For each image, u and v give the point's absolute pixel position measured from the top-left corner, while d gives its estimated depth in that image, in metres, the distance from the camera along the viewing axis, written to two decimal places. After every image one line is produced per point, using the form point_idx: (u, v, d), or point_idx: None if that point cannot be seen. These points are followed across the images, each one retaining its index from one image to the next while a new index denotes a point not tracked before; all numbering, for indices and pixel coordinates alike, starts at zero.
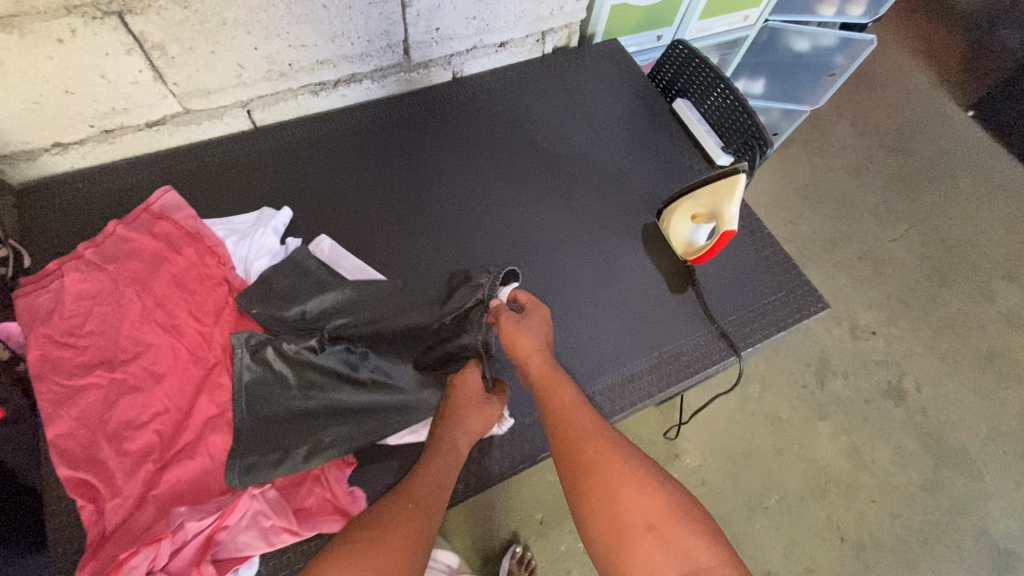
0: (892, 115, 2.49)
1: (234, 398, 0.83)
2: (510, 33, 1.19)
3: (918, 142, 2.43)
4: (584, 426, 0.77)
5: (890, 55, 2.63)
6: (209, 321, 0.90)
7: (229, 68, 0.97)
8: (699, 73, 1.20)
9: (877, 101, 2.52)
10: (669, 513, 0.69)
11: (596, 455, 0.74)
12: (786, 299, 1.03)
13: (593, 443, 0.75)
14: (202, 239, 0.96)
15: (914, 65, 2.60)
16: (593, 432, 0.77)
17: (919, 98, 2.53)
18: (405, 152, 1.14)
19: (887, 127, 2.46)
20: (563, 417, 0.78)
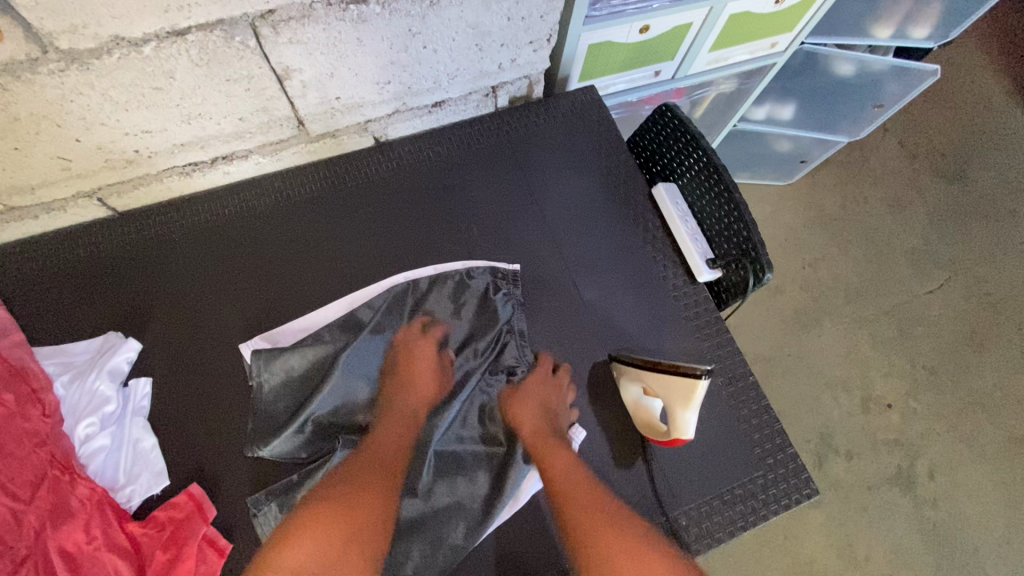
0: (950, 135, 2.09)
1: (261, 522, 0.72)
2: (443, 93, 0.92)
3: (977, 170, 2.05)
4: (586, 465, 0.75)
5: (957, 57, 2.19)
6: (25, 494, 0.72)
7: (50, 163, 0.75)
8: (688, 153, 0.94)
9: (934, 117, 2.11)
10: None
11: (586, 501, 0.70)
12: (762, 481, 0.82)
13: (589, 497, 0.70)
14: (27, 379, 0.76)
15: (986, 71, 2.17)
16: (588, 481, 0.73)
17: (986, 114, 2.11)
18: (302, 245, 0.90)
19: (942, 149, 2.07)
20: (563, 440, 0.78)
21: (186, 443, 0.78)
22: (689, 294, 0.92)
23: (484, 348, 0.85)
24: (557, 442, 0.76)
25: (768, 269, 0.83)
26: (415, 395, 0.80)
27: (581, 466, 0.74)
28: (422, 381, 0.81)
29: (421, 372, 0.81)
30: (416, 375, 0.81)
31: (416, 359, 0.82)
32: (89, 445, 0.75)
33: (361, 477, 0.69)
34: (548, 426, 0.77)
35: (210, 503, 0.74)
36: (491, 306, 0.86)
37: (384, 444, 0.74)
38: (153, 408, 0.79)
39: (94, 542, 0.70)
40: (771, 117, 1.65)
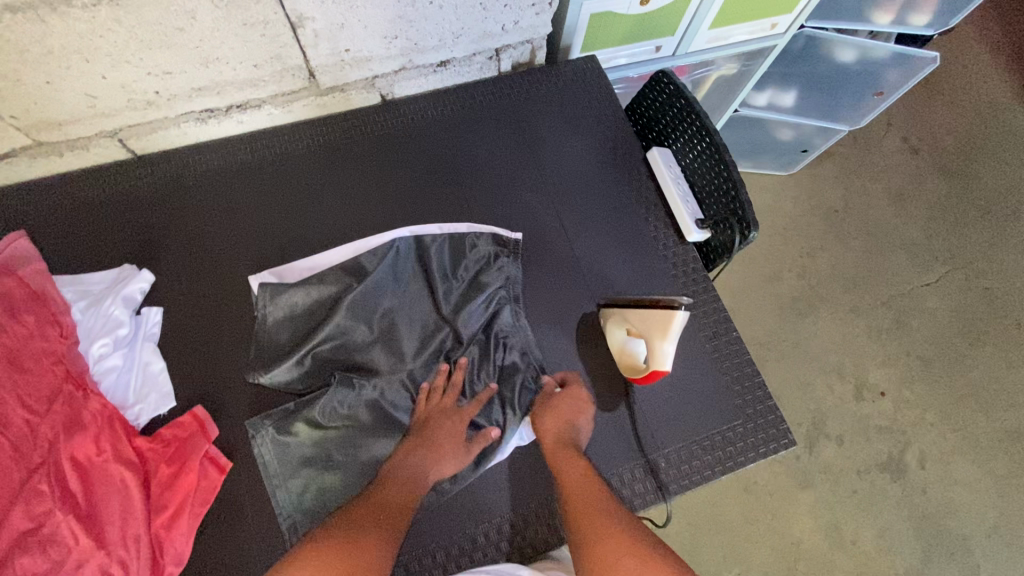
0: (953, 131, 2.10)
1: (259, 444, 0.77)
2: (448, 52, 0.96)
3: (979, 167, 2.06)
4: (592, 487, 0.71)
5: (964, 55, 2.21)
6: (41, 408, 0.77)
7: (76, 98, 0.80)
8: (682, 118, 0.97)
9: (938, 113, 2.13)
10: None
11: (596, 516, 0.66)
12: (740, 429, 0.85)
13: (599, 510, 0.67)
14: (46, 303, 0.81)
15: (992, 70, 2.18)
16: (598, 496, 0.69)
17: (990, 112, 2.13)
18: (308, 194, 0.94)
19: (946, 145, 2.09)
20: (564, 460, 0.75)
21: (193, 369, 0.82)
22: (678, 253, 0.95)
23: (484, 299, 0.85)
24: (570, 457, 0.74)
25: (753, 227, 0.86)
26: (436, 449, 0.75)
27: (595, 482, 0.71)
28: (444, 432, 0.77)
29: (443, 426, 0.77)
30: (440, 430, 0.77)
31: (439, 416, 0.78)
32: (102, 364, 0.80)
33: (361, 522, 0.65)
34: (557, 451, 0.75)
35: (214, 424, 0.79)
36: (491, 259, 0.89)
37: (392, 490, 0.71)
38: (163, 336, 0.84)
39: (104, 453, 0.75)
40: (772, 103, 1.67)
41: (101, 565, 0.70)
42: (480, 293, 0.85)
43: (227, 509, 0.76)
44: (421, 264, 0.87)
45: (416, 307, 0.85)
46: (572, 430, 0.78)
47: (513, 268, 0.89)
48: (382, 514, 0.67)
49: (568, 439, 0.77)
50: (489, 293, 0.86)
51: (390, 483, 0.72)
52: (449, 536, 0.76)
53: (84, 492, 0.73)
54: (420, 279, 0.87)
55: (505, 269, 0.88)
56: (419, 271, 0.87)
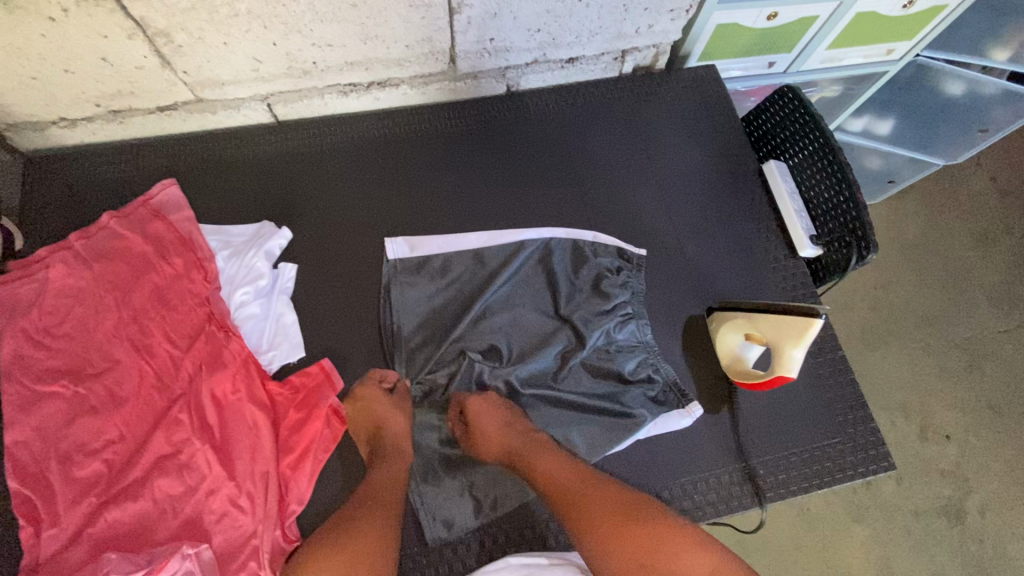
0: None
1: None
2: (580, 50, 0.99)
3: None
4: (558, 470, 0.72)
5: None
6: (183, 344, 0.83)
7: (244, 61, 0.85)
8: (804, 136, 0.97)
9: None
10: (660, 546, 0.61)
11: (580, 499, 0.67)
12: (842, 447, 0.85)
13: (580, 495, 0.68)
14: (193, 249, 0.88)
15: None
16: (578, 478, 0.70)
17: None
18: (433, 174, 0.99)
19: None
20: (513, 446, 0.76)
21: (321, 327, 0.87)
22: (788, 266, 0.96)
23: (605, 304, 0.89)
24: (529, 447, 0.76)
25: (874, 249, 0.86)
26: (391, 427, 0.78)
27: (567, 466, 0.72)
28: (387, 409, 0.79)
29: (377, 402, 0.80)
30: (381, 409, 0.79)
31: (379, 397, 0.80)
32: (243, 311, 0.85)
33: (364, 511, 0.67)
34: (513, 445, 0.76)
35: (340, 378, 0.83)
36: (615, 266, 0.93)
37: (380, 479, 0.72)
38: (295, 291, 0.89)
39: (239, 393, 0.81)
40: (867, 130, 1.65)
41: (228, 497, 0.76)
42: (603, 300, 0.89)
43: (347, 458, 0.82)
44: (547, 267, 0.92)
45: (538, 305, 0.90)
46: (510, 415, 0.79)
47: (637, 278, 0.92)
48: (379, 502, 0.68)
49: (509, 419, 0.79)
50: (613, 298, 0.89)
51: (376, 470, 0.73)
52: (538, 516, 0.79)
53: (219, 427, 0.79)
54: (542, 279, 0.91)
55: (628, 283, 0.91)
56: (542, 271, 0.92)
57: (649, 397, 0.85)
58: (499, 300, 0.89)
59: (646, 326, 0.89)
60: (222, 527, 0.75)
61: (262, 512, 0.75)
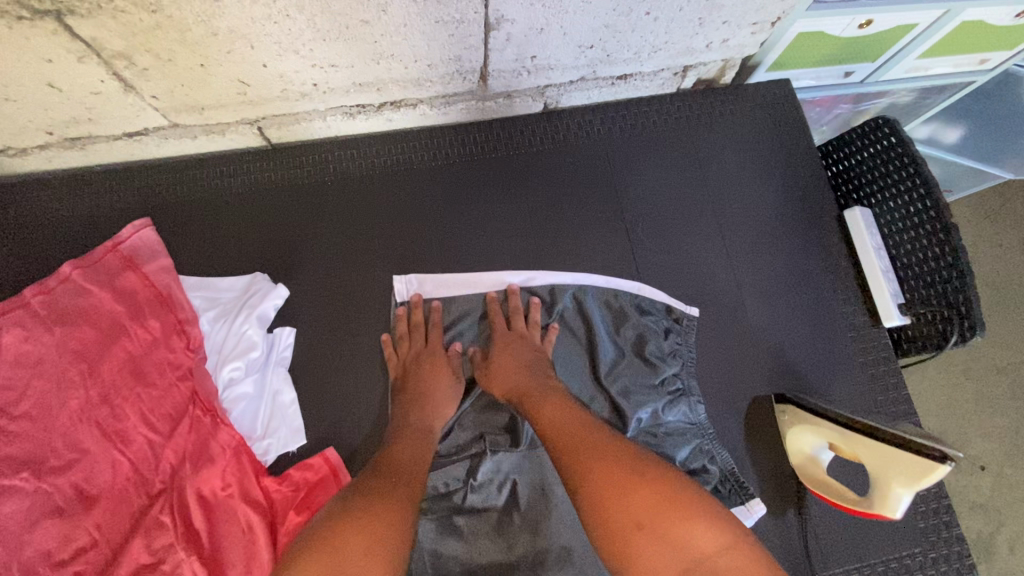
0: None
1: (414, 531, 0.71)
2: (636, 66, 0.82)
3: None
4: (570, 414, 0.63)
5: None
6: (163, 428, 0.71)
7: (227, 84, 0.68)
8: (902, 183, 0.81)
9: None
10: (661, 501, 0.51)
11: (582, 441, 0.59)
12: (922, 559, 0.74)
13: (580, 437, 0.59)
14: (173, 309, 0.74)
15: None
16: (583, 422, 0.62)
17: None
18: (453, 208, 0.83)
19: None
20: (524, 386, 0.68)
21: (324, 405, 0.74)
22: (869, 336, 0.83)
23: (650, 375, 0.77)
24: (540, 386, 0.68)
25: (982, 331, 0.72)
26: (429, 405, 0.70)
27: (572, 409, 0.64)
28: (439, 392, 0.72)
29: (433, 372, 0.73)
30: (432, 382, 0.72)
31: (432, 364, 0.73)
32: (232, 390, 0.72)
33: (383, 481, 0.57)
34: (529, 382, 0.69)
35: (347, 472, 0.71)
36: (662, 325, 0.80)
37: (401, 454, 0.63)
38: (293, 361, 0.75)
39: (230, 488, 0.69)
40: (931, 138, 1.47)
41: None
42: (651, 371, 0.77)
43: None
44: (580, 323, 0.79)
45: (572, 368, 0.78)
46: (532, 358, 0.72)
47: (687, 340, 0.80)
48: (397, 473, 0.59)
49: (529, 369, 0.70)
50: (659, 368, 0.77)
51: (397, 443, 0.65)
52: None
53: (208, 531, 0.68)
54: (574, 338, 0.79)
55: (677, 348, 0.79)
56: (575, 329, 0.79)
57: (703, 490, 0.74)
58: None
59: (698, 404, 0.77)
60: None
61: None
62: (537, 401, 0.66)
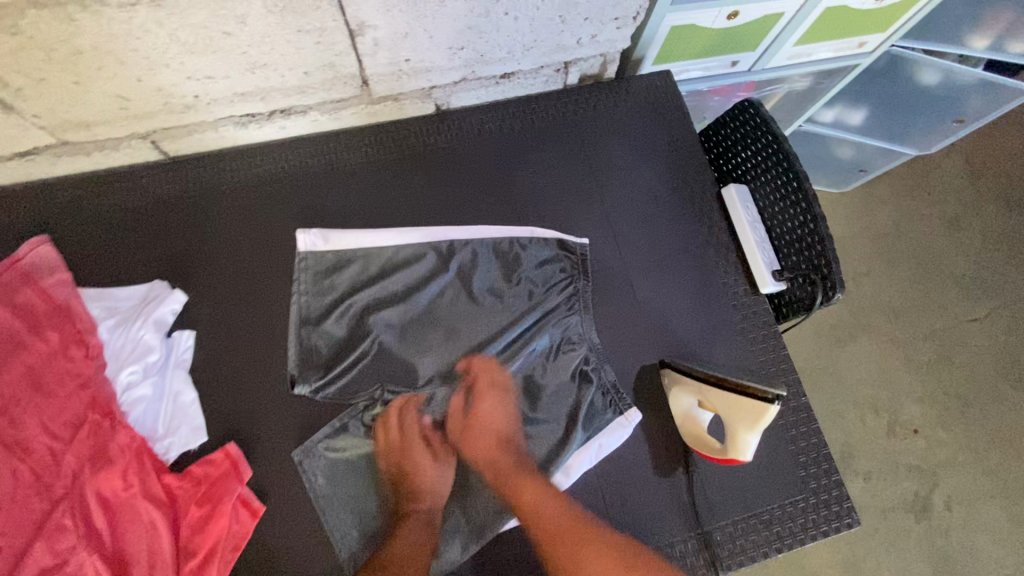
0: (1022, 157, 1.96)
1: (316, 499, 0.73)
2: (515, 64, 0.87)
3: None
4: (549, 488, 0.71)
5: None
6: (64, 435, 0.73)
7: (108, 101, 0.71)
8: (767, 157, 0.87)
9: (1007, 136, 1.98)
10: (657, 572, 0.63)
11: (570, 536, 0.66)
12: (805, 505, 0.79)
13: (572, 535, 0.66)
14: (72, 320, 0.76)
15: None
16: (567, 515, 0.68)
17: None
18: (352, 201, 0.87)
19: (1010, 172, 1.95)
20: (492, 457, 0.74)
21: (223, 404, 0.76)
22: (749, 303, 0.88)
23: (529, 307, 0.85)
24: (518, 458, 0.74)
25: (840, 288, 0.78)
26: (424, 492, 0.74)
27: (557, 497, 0.70)
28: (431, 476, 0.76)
29: (427, 459, 0.76)
30: (420, 466, 0.75)
31: (419, 450, 0.76)
32: (131, 393, 0.74)
33: None
34: (503, 453, 0.74)
35: (248, 465, 0.74)
36: (544, 258, 0.88)
37: (406, 545, 0.70)
38: (194, 361, 0.78)
39: (131, 488, 0.71)
40: (838, 121, 1.55)
41: None
42: (531, 308, 0.85)
43: (258, 556, 0.72)
44: (469, 271, 0.86)
45: (469, 313, 0.84)
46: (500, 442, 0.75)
47: (564, 274, 0.88)
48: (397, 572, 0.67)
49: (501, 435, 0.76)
50: (541, 305, 0.86)
51: (399, 537, 0.71)
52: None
53: (110, 530, 0.70)
54: (460, 287, 0.85)
55: (559, 280, 0.87)
56: (463, 280, 0.85)
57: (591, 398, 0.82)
58: (413, 317, 0.82)
59: (584, 324, 0.85)
60: None
61: None
62: (518, 478, 0.72)
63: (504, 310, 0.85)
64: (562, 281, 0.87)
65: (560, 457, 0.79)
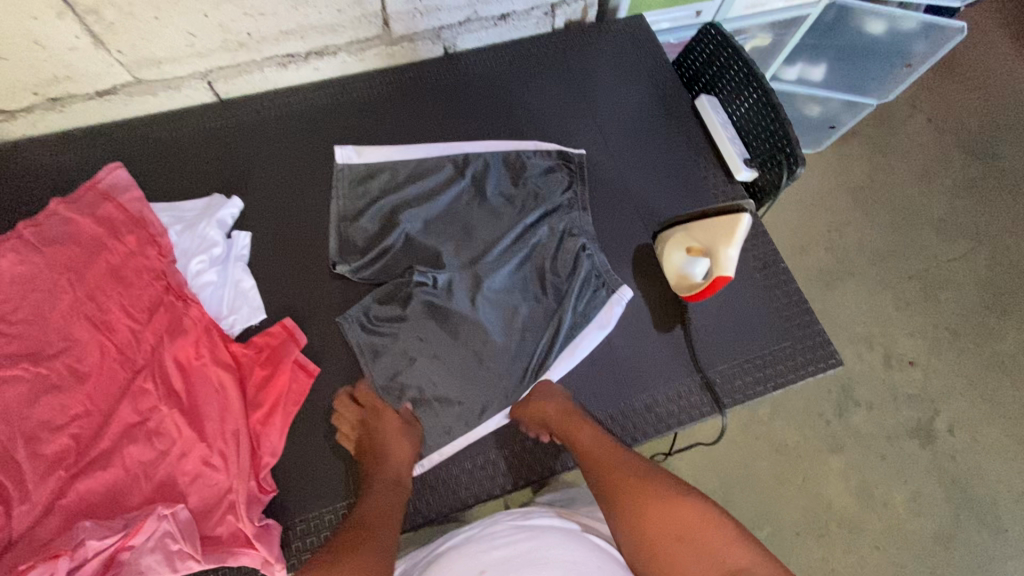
0: (989, 96, 1.95)
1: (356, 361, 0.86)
2: (510, 4, 1.05)
3: (1014, 136, 1.90)
4: (607, 445, 0.75)
5: (1009, 25, 2.04)
6: (142, 319, 0.83)
7: (178, 37, 0.89)
8: (731, 67, 1.02)
9: (973, 77, 1.97)
10: (695, 521, 0.61)
11: (619, 470, 0.71)
12: (791, 350, 0.90)
13: (621, 467, 0.71)
14: (145, 226, 0.87)
15: (1018, 40, 2.02)
16: (616, 454, 0.73)
17: None
18: (380, 125, 1.01)
19: (982, 113, 1.93)
20: (560, 419, 0.79)
21: (280, 289, 0.89)
22: (726, 192, 1.01)
23: (539, 202, 0.96)
24: (577, 423, 0.78)
25: (801, 161, 0.89)
26: (396, 457, 0.77)
27: (610, 443, 0.75)
28: (399, 451, 0.78)
29: (394, 438, 0.79)
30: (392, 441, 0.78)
31: (392, 430, 0.80)
32: (200, 279, 0.86)
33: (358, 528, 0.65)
34: (566, 418, 0.79)
35: (303, 335, 0.86)
36: (544, 159, 1.00)
37: (375, 502, 0.71)
38: (251, 257, 0.91)
39: (203, 358, 0.81)
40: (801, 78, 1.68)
41: (201, 457, 0.76)
42: (539, 202, 0.96)
43: (314, 413, 0.83)
44: (483, 176, 0.98)
45: (484, 211, 0.95)
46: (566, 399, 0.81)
47: (563, 172, 1.00)
48: (368, 520, 0.67)
49: (568, 407, 0.81)
50: (548, 201, 0.96)
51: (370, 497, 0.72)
52: (498, 450, 0.84)
53: (185, 391, 0.80)
54: (471, 189, 0.97)
55: (562, 180, 0.99)
56: (478, 183, 0.97)
57: (595, 271, 0.92)
58: (437, 215, 0.94)
59: (583, 215, 0.96)
60: (197, 486, 0.75)
61: (235, 466, 0.76)
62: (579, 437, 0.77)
63: (511, 205, 0.96)
64: (563, 185, 0.98)
65: (564, 327, 0.89)
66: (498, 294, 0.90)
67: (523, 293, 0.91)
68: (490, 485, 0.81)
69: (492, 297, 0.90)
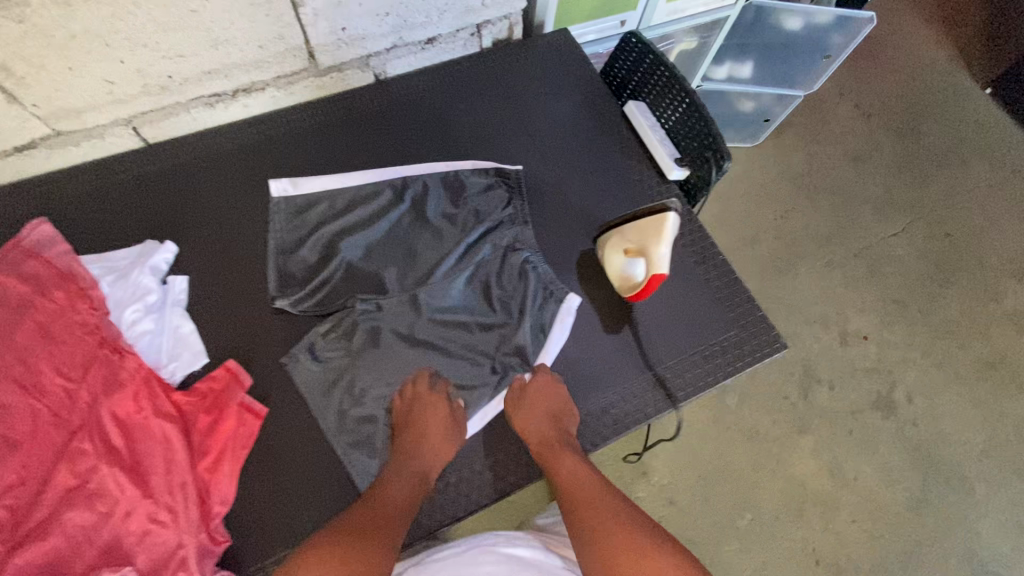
0: (907, 79, 2.06)
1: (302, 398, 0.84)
2: (435, 29, 1.07)
3: (934, 114, 2.01)
4: (585, 478, 0.77)
5: (917, 12, 2.17)
6: (77, 376, 0.79)
7: (96, 85, 0.87)
8: (653, 73, 1.06)
9: (891, 62, 2.09)
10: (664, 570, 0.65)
11: (598, 512, 0.73)
12: (738, 338, 0.92)
13: (597, 508, 0.73)
14: (75, 279, 0.84)
15: (927, 25, 2.15)
16: (593, 491, 0.76)
17: (942, 62, 2.09)
18: (315, 156, 1.01)
19: (902, 95, 2.04)
20: (544, 440, 0.80)
21: (223, 330, 0.87)
22: (661, 191, 1.04)
23: (479, 221, 0.97)
24: (560, 446, 0.80)
25: (727, 155, 0.93)
26: (428, 453, 0.79)
27: (590, 476, 0.78)
28: (437, 440, 0.80)
29: (433, 419, 0.81)
30: (431, 423, 0.80)
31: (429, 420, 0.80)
32: (136, 328, 0.84)
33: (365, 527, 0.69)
34: (552, 435, 0.80)
35: (249, 376, 0.84)
36: (480, 176, 1.01)
37: (395, 492, 0.75)
38: (189, 301, 0.89)
39: (144, 411, 0.79)
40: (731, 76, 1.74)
41: (147, 515, 0.73)
42: (478, 219, 0.97)
43: (266, 454, 0.80)
44: (422, 199, 0.98)
45: (425, 233, 0.96)
46: (555, 413, 0.82)
47: (500, 189, 1.01)
48: (377, 519, 0.71)
49: (557, 424, 0.81)
50: (488, 219, 0.98)
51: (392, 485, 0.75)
52: (462, 470, 0.82)
53: (127, 446, 0.77)
54: (410, 213, 0.97)
55: (500, 196, 1.00)
56: (417, 206, 0.98)
57: (540, 283, 0.93)
58: (378, 240, 0.94)
59: (525, 231, 0.98)
60: (144, 546, 0.72)
61: (184, 521, 0.73)
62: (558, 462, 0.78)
63: (451, 223, 0.97)
64: (503, 202, 1.00)
65: (512, 340, 0.89)
66: (445, 314, 0.90)
67: (468, 310, 0.91)
68: (456, 507, 0.80)
69: (439, 318, 0.89)
